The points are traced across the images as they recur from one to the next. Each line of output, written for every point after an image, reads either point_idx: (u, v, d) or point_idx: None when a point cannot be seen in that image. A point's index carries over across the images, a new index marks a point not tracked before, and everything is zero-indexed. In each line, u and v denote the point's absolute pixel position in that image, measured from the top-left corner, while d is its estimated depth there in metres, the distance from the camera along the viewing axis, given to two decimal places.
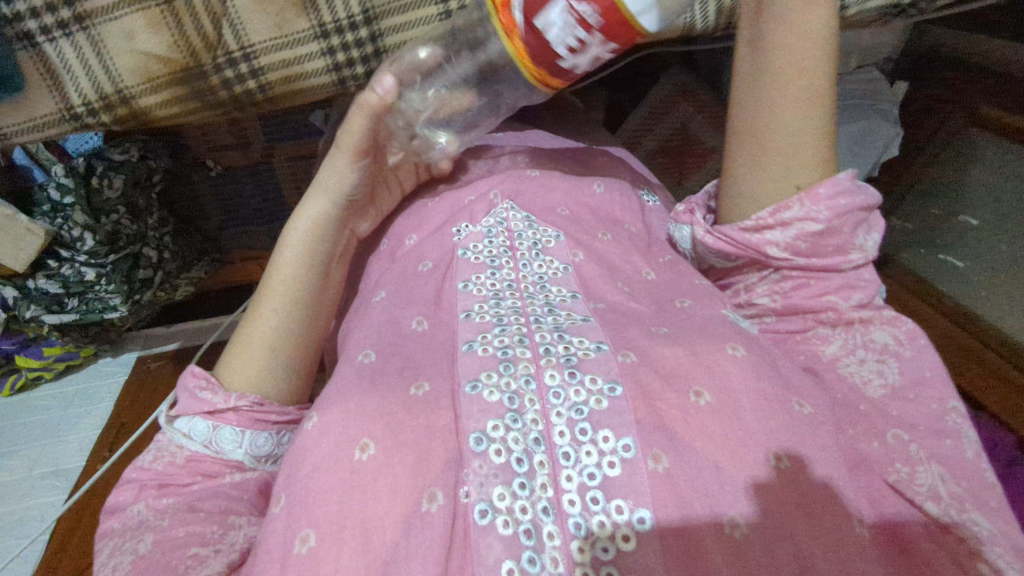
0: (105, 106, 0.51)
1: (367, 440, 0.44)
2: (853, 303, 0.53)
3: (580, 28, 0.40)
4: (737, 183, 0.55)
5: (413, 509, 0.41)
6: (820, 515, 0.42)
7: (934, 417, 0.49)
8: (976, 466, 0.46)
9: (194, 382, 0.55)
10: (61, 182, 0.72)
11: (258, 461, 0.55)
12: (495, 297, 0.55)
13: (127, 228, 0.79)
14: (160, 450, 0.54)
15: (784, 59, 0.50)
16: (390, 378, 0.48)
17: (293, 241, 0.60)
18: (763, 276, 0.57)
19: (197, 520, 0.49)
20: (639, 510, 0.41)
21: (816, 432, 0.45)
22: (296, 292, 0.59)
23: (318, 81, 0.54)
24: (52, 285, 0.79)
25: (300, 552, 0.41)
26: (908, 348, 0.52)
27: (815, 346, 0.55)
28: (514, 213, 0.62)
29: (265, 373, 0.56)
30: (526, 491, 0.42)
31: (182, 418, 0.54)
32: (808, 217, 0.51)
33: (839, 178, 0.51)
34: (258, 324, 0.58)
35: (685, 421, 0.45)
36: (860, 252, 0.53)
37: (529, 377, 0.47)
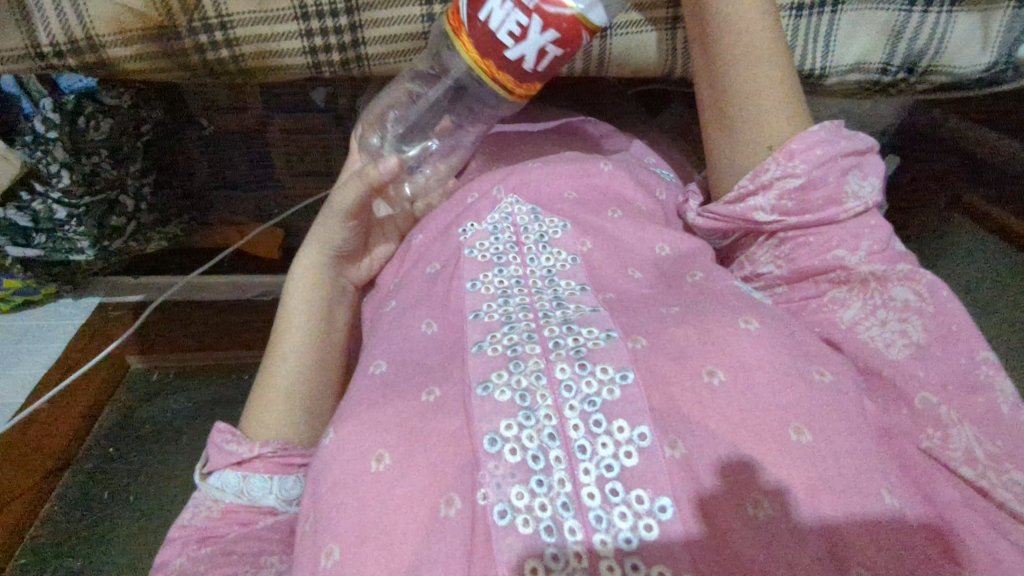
0: (74, 50, 0.54)
1: (382, 451, 0.44)
2: (860, 257, 0.52)
3: (519, 12, 0.45)
4: (716, 157, 0.59)
5: (433, 515, 0.42)
6: (852, 487, 0.41)
7: (961, 373, 0.47)
8: (1017, 421, 0.45)
9: (220, 438, 0.57)
10: (48, 117, 0.67)
11: (291, 504, 0.56)
12: (503, 295, 0.54)
13: (107, 172, 0.76)
14: (198, 505, 0.56)
15: (737, 29, 0.55)
16: (403, 386, 0.48)
17: (296, 291, 0.63)
18: (763, 244, 0.57)
19: (231, 562, 0.51)
20: (660, 498, 0.41)
21: (838, 401, 0.44)
22: (303, 342, 0.61)
23: (293, 60, 0.59)
24: (21, 219, 0.75)
25: (326, 565, 0.42)
26: (930, 303, 0.50)
27: (830, 313, 0.52)
28: (519, 207, 0.61)
29: (284, 423, 0.59)
30: (543, 489, 0.42)
31: (214, 473, 0.56)
32: (785, 174, 0.53)
33: (810, 133, 0.53)
34: (272, 373, 0.61)
35: (697, 404, 0.44)
36: (856, 200, 0.53)
37: (540, 373, 0.46)
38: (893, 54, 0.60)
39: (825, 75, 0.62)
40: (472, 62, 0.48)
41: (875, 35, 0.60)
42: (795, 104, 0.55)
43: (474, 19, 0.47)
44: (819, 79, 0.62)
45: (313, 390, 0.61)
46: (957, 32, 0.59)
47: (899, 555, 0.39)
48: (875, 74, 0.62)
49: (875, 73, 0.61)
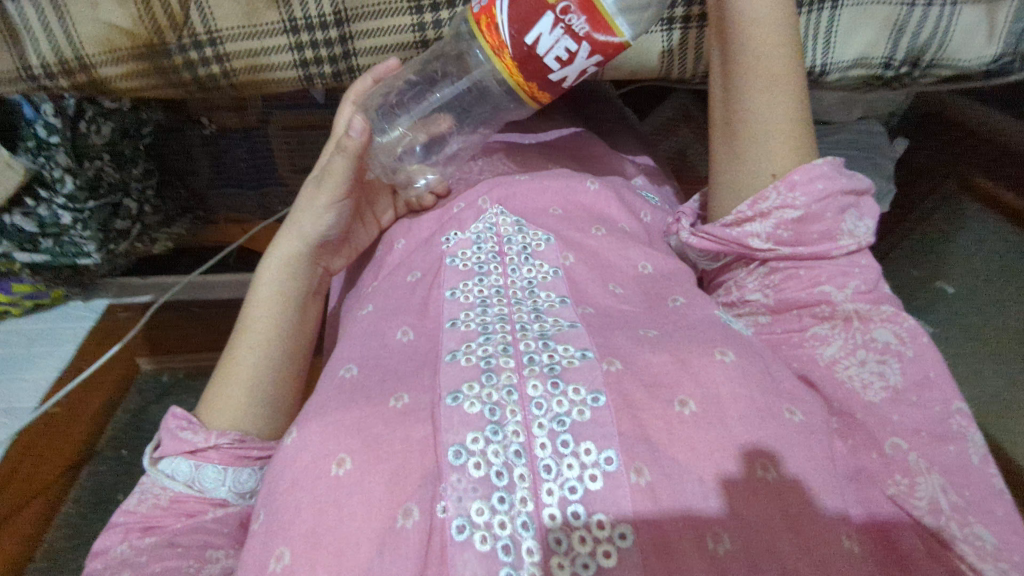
0: (64, 71, 0.53)
1: (344, 455, 0.43)
2: (847, 294, 0.52)
3: (568, 40, 0.44)
4: (720, 182, 0.59)
5: (389, 524, 0.41)
6: (809, 527, 0.41)
7: (935, 420, 0.47)
8: (983, 472, 0.45)
9: (175, 424, 0.55)
10: (50, 121, 0.66)
11: (242, 498, 0.55)
12: (482, 304, 0.54)
13: (110, 175, 0.76)
14: (144, 492, 0.53)
15: (756, 53, 0.54)
16: (371, 391, 0.47)
17: (268, 279, 0.61)
18: (751, 271, 0.57)
19: (174, 555, 0.49)
20: (620, 524, 0.41)
21: (807, 441, 0.44)
22: (272, 333, 0.59)
23: (284, 74, 0.57)
24: (27, 224, 0.72)
25: (275, 569, 0.41)
26: (909, 346, 0.50)
27: (810, 350, 0.52)
28: (503, 217, 0.61)
29: (245, 417, 0.56)
30: (504, 506, 0.41)
31: (166, 458, 0.54)
32: (784, 205, 0.53)
33: (814, 165, 0.53)
34: (236, 364, 0.58)
35: (667, 432, 0.44)
36: (850, 238, 0.53)
37: (511, 389, 0.46)
38: (896, 48, 0.59)
39: (825, 73, 0.60)
40: (514, 85, 0.47)
41: (878, 28, 0.58)
42: (802, 135, 0.55)
43: (520, 44, 0.45)
44: (819, 77, 0.61)
45: (280, 384, 0.59)
46: (961, 26, 0.58)
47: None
48: (879, 69, 0.61)
49: (878, 67, 0.60)
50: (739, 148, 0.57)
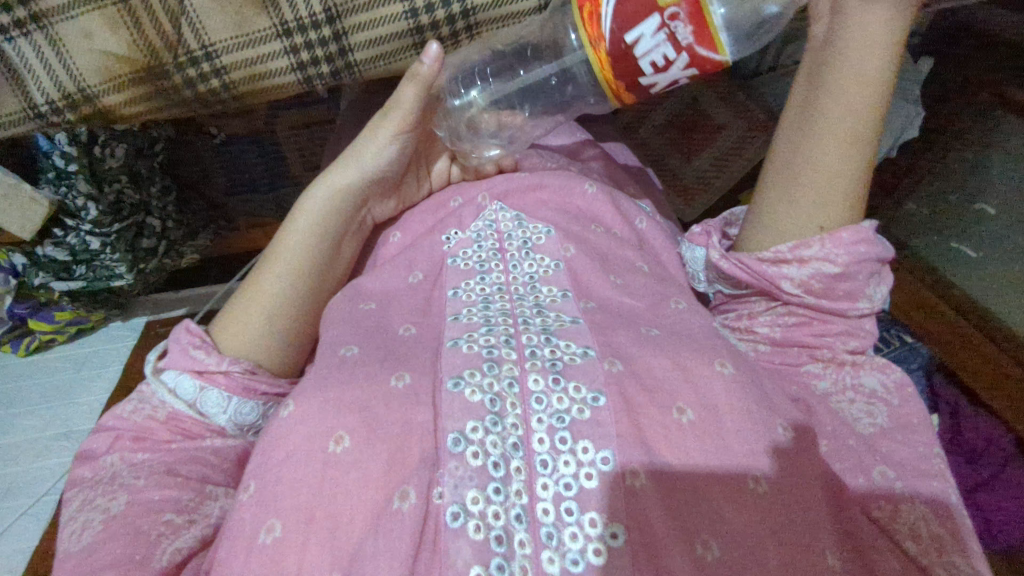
0: (69, 105, 0.46)
1: (342, 432, 0.43)
2: (848, 347, 0.54)
3: (669, 47, 0.42)
4: (766, 215, 0.55)
5: (384, 505, 0.41)
6: (794, 542, 0.42)
7: (923, 458, 0.49)
8: (961, 509, 0.47)
9: (188, 339, 0.53)
10: (67, 151, 0.70)
11: (240, 431, 0.54)
12: (484, 301, 0.54)
13: (130, 197, 0.77)
14: (141, 402, 0.52)
15: (851, 101, 0.48)
16: (371, 369, 0.47)
17: (310, 210, 0.59)
18: (769, 308, 0.57)
19: (175, 484, 0.49)
20: (613, 524, 0.41)
21: (798, 458, 0.45)
22: (305, 267, 0.58)
23: (283, 81, 0.48)
24: (60, 253, 0.79)
25: (264, 541, 0.40)
26: (896, 396, 0.53)
27: (805, 380, 0.55)
28: (503, 213, 0.61)
29: (259, 351, 0.55)
30: (499, 497, 0.41)
31: (170, 372, 0.52)
32: (825, 259, 0.51)
33: (862, 228, 0.51)
34: (261, 292, 0.57)
35: (665, 438, 0.45)
36: (868, 302, 0.53)
37: (512, 381, 0.46)
38: None
39: None
40: (603, 80, 0.45)
41: None
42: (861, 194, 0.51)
43: (619, 40, 0.43)
44: None
45: (298, 322, 0.58)
46: None
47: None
48: None
49: None
50: (792, 185, 0.52)
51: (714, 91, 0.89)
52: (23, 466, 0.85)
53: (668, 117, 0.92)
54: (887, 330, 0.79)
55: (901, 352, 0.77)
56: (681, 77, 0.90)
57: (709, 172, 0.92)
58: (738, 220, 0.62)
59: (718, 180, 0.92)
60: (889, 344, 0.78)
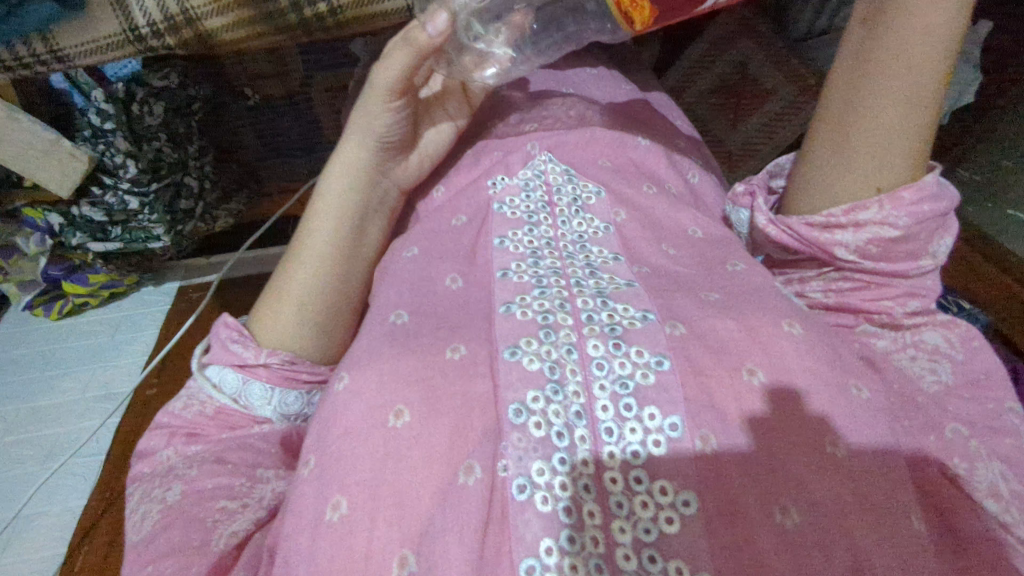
0: (171, 28, 0.43)
1: (402, 407, 0.42)
2: (909, 310, 0.51)
3: None
4: (813, 178, 0.52)
5: (451, 480, 0.40)
6: (877, 505, 0.40)
7: (990, 415, 0.47)
8: None
9: (226, 333, 0.55)
10: (102, 108, 0.69)
11: (288, 419, 0.54)
12: (533, 256, 0.52)
13: (169, 156, 0.78)
14: (190, 397, 0.53)
15: (904, 52, 0.45)
16: (426, 339, 0.46)
17: (326, 194, 0.57)
18: (821, 273, 0.54)
19: (226, 472, 0.49)
20: (685, 492, 0.39)
21: (874, 416, 0.43)
22: (329, 257, 0.56)
23: (392, 5, 0.47)
24: (95, 213, 0.80)
25: (332, 518, 0.39)
26: (959, 351, 0.51)
27: (865, 339, 0.52)
28: (553, 165, 0.59)
29: (297, 342, 0.56)
30: (565, 468, 0.40)
31: (214, 367, 0.54)
32: (884, 222, 0.48)
33: (925, 183, 0.48)
34: (291, 285, 0.56)
35: (736, 401, 0.43)
36: (931, 259, 0.50)
37: (570, 347, 0.45)
38: None
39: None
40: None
41: None
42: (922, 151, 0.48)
43: None
44: None
45: (330, 311, 0.57)
46: None
47: (915, 567, 0.38)
48: None
49: None
50: (843, 148, 0.50)
51: (763, 56, 0.90)
52: (65, 427, 0.85)
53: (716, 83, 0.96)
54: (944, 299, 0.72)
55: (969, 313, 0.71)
56: (734, 39, 0.92)
57: (755, 137, 0.97)
58: (783, 170, 0.58)
59: (764, 144, 0.97)
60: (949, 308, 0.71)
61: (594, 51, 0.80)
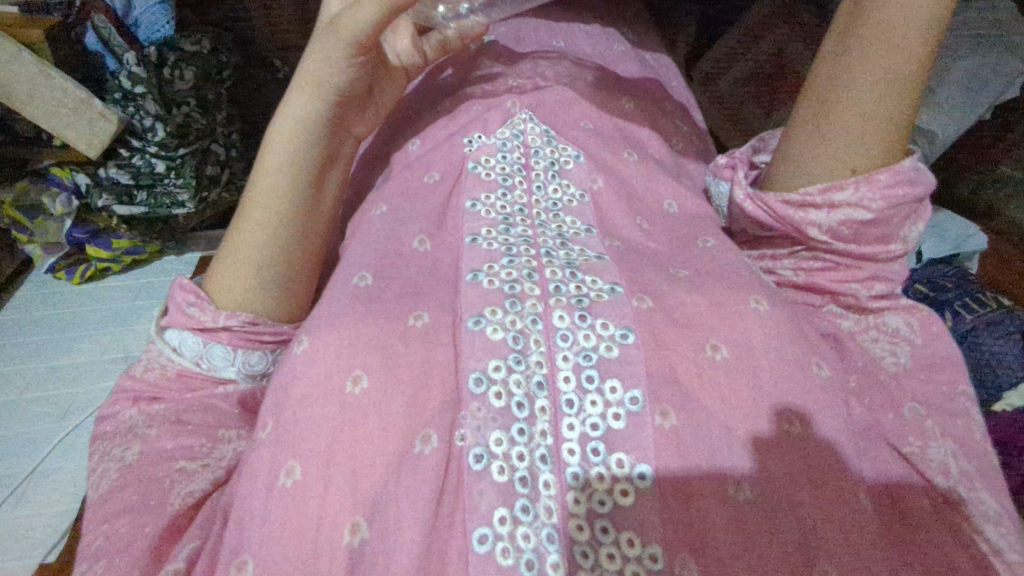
0: None
1: (360, 372, 0.41)
2: (874, 293, 0.51)
3: None
4: (787, 154, 0.51)
5: (406, 449, 0.39)
6: (829, 481, 0.40)
7: (943, 397, 0.48)
8: (984, 447, 0.46)
9: (181, 297, 0.51)
10: (133, 71, 0.84)
11: (252, 379, 0.52)
12: (505, 223, 0.51)
13: (196, 121, 0.89)
14: (150, 360, 0.51)
15: (888, 42, 0.44)
16: (388, 304, 0.45)
17: (276, 149, 0.52)
18: (793, 252, 0.53)
19: (187, 433, 0.48)
20: (641, 464, 0.40)
21: (833, 395, 0.43)
22: (282, 218, 0.52)
23: None
24: (122, 175, 0.92)
25: (285, 484, 0.39)
26: (918, 333, 0.51)
27: (830, 317, 0.53)
28: (532, 125, 0.58)
29: (253, 299, 0.52)
30: (524, 438, 0.40)
31: (173, 331, 0.51)
32: (858, 204, 0.47)
33: (903, 166, 0.47)
34: (244, 247, 0.52)
35: (697, 376, 0.43)
36: (902, 245, 0.49)
37: (536, 317, 0.44)
38: None
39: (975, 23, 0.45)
40: None
41: None
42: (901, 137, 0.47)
43: None
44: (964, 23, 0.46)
45: (286, 274, 0.53)
46: None
47: (867, 545, 0.39)
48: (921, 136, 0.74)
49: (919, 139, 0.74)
50: (821, 127, 0.49)
51: (800, 43, 0.95)
52: (87, 387, 0.88)
53: (750, 70, 1.01)
54: (979, 295, 0.74)
55: (994, 316, 0.72)
56: (772, 26, 0.97)
57: None
58: (767, 147, 0.57)
59: None
60: (984, 305, 0.73)
61: (585, 11, 0.77)
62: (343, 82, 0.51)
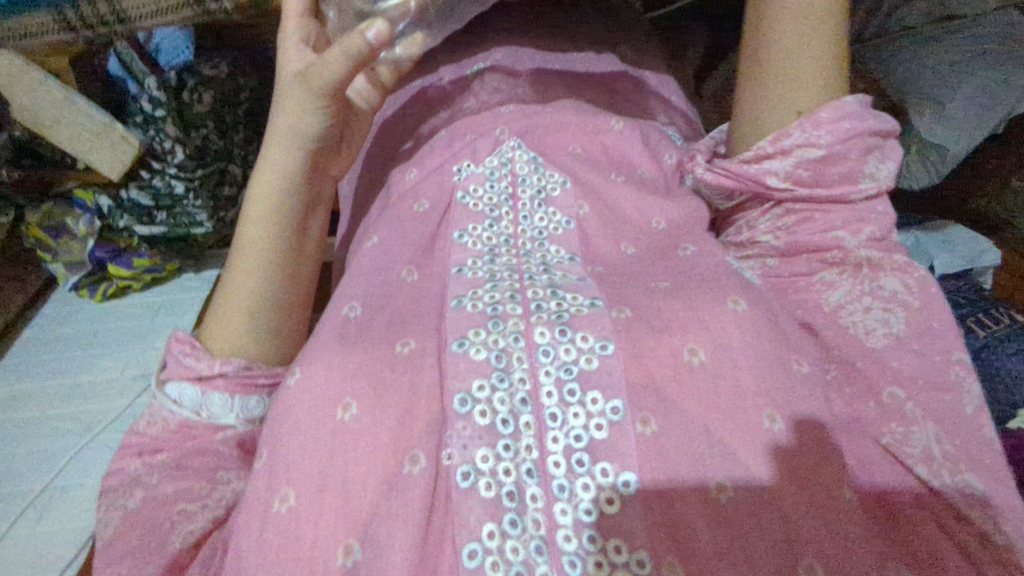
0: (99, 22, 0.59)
1: (349, 400, 0.43)
2: (863, 238, 0.51)
3: None
4: (739, 115, 0.57)
5: (396, 470, 0.41)
6: (811, 478, 0.41)
7: (934, 369, 0.46)
8: (974, 421, 0.44)
9: (179, 349, 0.53)
10: (154, 95, 0.86)
11: (251, 423, 0.53)
12: (490, 253, 0.53)
13: (215, 143, 0.94)
14: (152, 415, 0.52)
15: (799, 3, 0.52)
16: (377, 332, 0.47)
17: (261, 200, 0.55)
18: (765, 210, 0.55)
19: (186, 476, 0.49)
20: (625, 472, 0.41)
21: (813, 393, 0.44)
22: (271, 259, 0.55)
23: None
24: (143, 197, 0.96)
25: (279, 510, 0.40)
26: (916, 296, 0.49)
27: (816, 294, 0.52)
28: (520, 152, 0.59)
29: (248, 343, 0.54)
30: (509, 454, 0.41)
31: (172, 383, 0.52)
32: (808, 142, 0.51)
33: (845, 103, 0.51)
34: (236, 294, 0.55)
35: (675, 382, 0.44)
36: (872, 181, 0.51)
37: (518, 335, 0.46)
38: None
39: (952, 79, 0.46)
40: None
41: None
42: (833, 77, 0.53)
43: None
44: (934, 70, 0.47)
45: (279, 313, 0.56)
46: None
47: (855, 545, 0.39)
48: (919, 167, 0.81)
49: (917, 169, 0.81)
50: (761, 78, 0.54)
51: None
52: (105, 404, 0.93)
53: None
54: (990, 311, 0.75)
55: (1006, 332, 0.71)
56: None
57: None
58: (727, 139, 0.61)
59: None
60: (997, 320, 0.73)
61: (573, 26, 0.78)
62: (318, 132, 0.53)
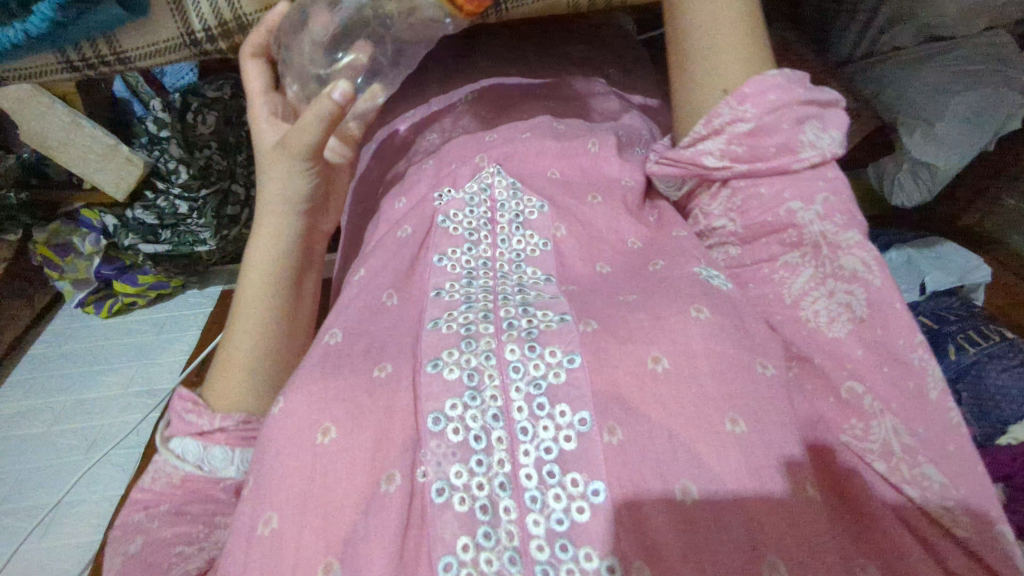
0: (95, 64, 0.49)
1: (329, 424, 0.45)
2: (813, 215, 0.49)
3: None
4: (678, 102, 0.56)
5: (373, 489, 0.43)
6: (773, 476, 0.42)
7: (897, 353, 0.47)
8: (939, 407, 0.45)
9: (182, 404, 0.55)
10: (159, 117, 0.90)
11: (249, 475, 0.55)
12: (468, 277, 0.55)
13: (218, 163, 0.95)
14: (156, 470, 0.53)
15: None
16: (355, 358, 0.49)
17: (258, 260, 0.58)
18: (715, 195, 0.56)
19: (185, 521, 0.52)
20: (594, 482, 0.42)
21: (778, 395, 0.45)
22: (268, 314, 0.57)
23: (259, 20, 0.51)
24: (148, 217, 0.98)
25: (263, 532, 0.42)
26: (877, 277, 0.48)
27: (781, 281, 0.52)
28: (500, 178, 0.61)
29: (250, 398, 0.56)
30: (482, 468, 0.44)
31: (177, 439, 0.54)
32: (736, 119, 0.50)
33: (766, 77, 0.50)
34: (236, 352, 0.57)
35: (640, 391, 0.45)
36: (812, 149, 0.50)
37: (489, 353, 0.47)
38: None
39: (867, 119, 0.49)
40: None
41: None
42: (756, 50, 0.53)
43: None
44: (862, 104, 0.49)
45: (280, 365, 0.58)
46: None
47: (822, 547, 0.40)
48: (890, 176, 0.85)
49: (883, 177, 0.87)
50: (695, 60, 0.54)
51: None
52: (112, 421, 0.98)
53: None
54: (980, 328, 0.79)
55: (997, 349, 0.76)
56: None
57: None
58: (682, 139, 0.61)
59: None
60: (988, 338, 0.78)
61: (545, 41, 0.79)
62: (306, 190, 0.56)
